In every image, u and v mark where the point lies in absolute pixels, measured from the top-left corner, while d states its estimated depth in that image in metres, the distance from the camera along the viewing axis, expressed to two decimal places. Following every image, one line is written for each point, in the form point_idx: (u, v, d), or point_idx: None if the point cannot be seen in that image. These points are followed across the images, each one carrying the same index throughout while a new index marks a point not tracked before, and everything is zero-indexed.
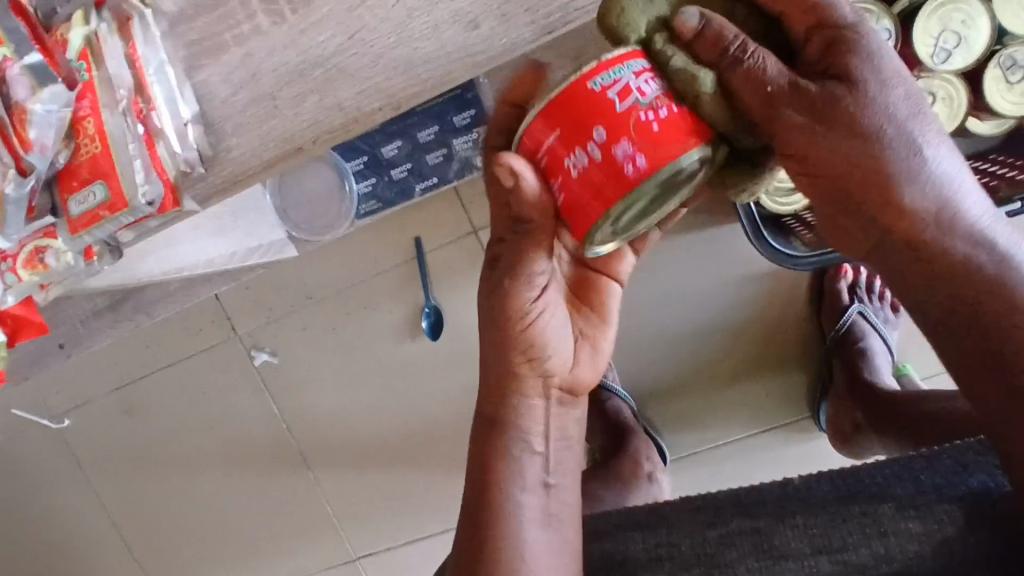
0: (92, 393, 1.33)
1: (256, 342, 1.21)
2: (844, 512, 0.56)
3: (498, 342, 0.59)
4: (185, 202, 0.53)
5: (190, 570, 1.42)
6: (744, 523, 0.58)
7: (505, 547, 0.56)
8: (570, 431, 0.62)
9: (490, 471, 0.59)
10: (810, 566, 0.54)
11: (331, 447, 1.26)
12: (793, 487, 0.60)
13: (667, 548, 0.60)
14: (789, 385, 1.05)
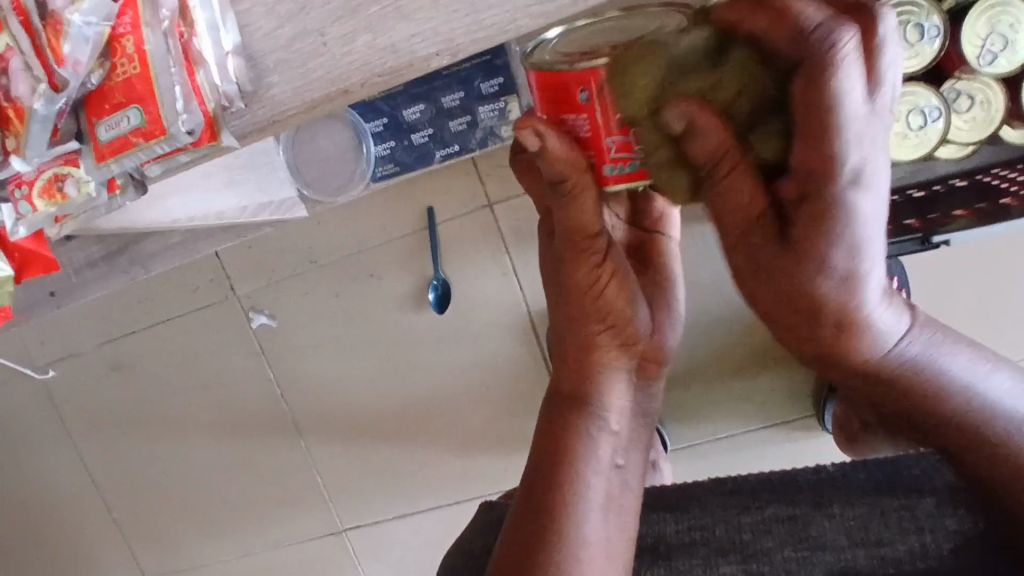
0: (79, 345, 1.29)
1: (255, 303, 1.18)
2: (882, 504, 0.56)
3: (573, 312, 0.59)
4: (224, 138, 0.50)
5: (167, 532, 1.40)
6: (781, 511, 0.59)
7: (571, 534, 0.53)
8: (643, 406, 0.63)
9: (562, 444, 0.58)
10: (846, 558, 0.55)
11: (324, 416, 1.24)
12: (828, 475, 0.61)
13: (702, 531, 0.60)
14: (797, 382, 1.04)
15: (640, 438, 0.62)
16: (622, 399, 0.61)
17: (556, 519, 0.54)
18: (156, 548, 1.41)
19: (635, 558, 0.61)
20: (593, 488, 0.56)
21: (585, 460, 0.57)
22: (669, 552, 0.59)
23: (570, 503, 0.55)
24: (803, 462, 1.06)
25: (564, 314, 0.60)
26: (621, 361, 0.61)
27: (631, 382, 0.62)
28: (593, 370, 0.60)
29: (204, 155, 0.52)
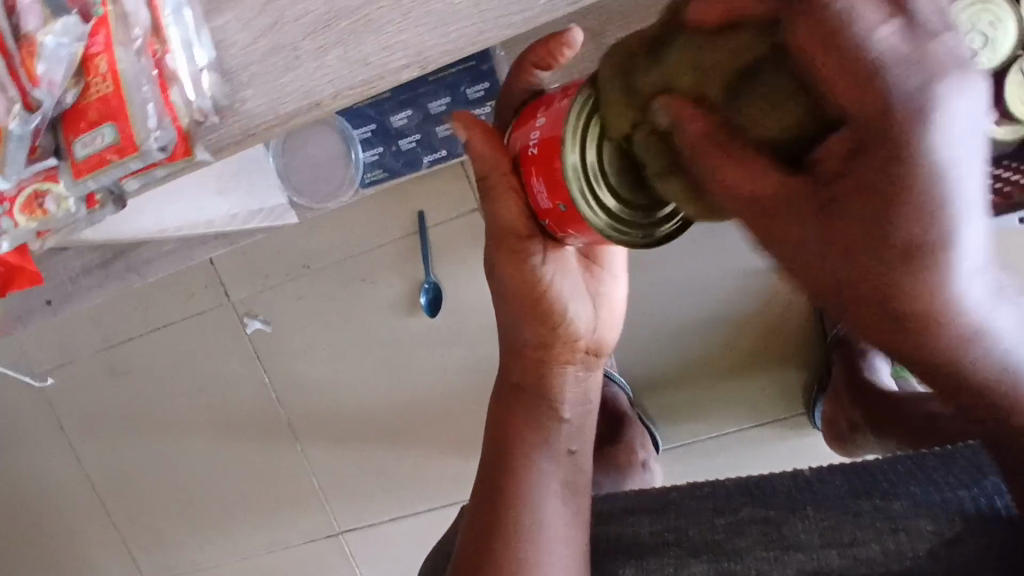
0: (77, 352, 1.30)
1: (250, 309, 1.19)
2: (856, 507, 0.56)
3: (507, 308, 0.59)
4: (198, 152, 0.51)
5: (168, 537, 1.41)
6: (756, 513, 0.59)
7: (526, 521, 0.59)
8: (593, 397, 0.65)
9: (510, 432, 0.62)
10: (817, 558, 0.53)
11: (321, 419, 1.25)
12: (806, 482, 0.61)
13: (675, 532, 0.61)
14: (786, 380, 1.04)
15: (588, 420, 0.65)
16: (569, 389, 0.63)
17: (511, 511, 0.59)
18: (157, 553, 1.42)
19: (607, 555, 0.62)
20: (546, 478, 0.61)
21: (535, 451, 0.61)
22: (639, 552, 0.60)
23: (521, 494, 0.60)
24: (795, 461, 1.06)
25: (509, 309, 0.59)
26: (567, 360, 0.61)
27: (579, 373, 0.63)
28: (534, 366, 0.61)
29: (180, 169, 0.53)
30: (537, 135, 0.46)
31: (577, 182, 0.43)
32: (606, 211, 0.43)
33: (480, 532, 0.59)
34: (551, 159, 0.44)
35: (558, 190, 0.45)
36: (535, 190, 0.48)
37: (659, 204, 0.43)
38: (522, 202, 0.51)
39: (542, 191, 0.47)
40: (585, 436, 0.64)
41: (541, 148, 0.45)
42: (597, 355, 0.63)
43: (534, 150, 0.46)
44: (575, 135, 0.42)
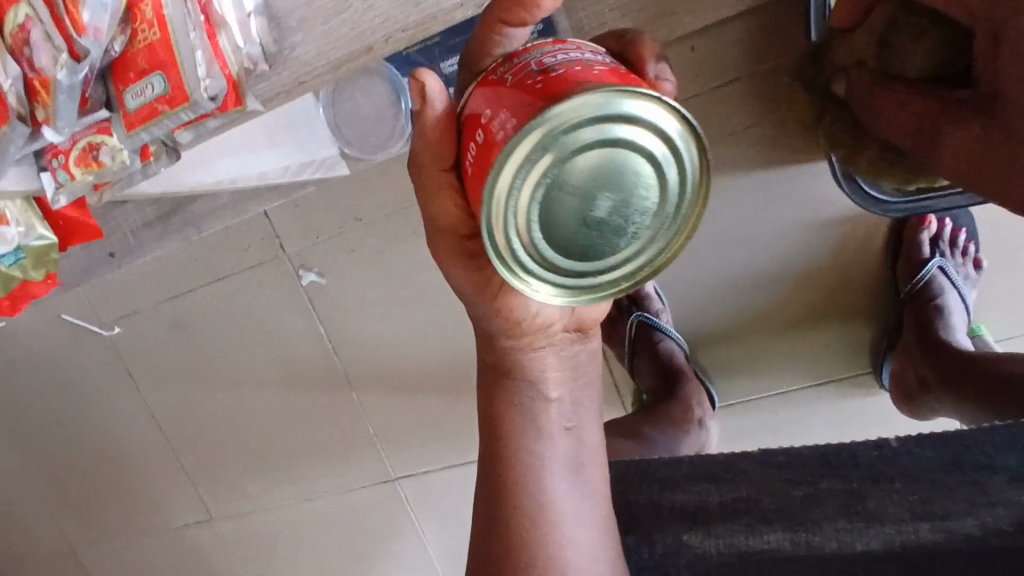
0: (142, 304, 1.35)
1: (304, 262, 1.20)
2: (949, 479, 0.56)
3: (467, 301, 0.54)
4: (247, 101, 0.55)
5: (232, 479, 1.47)
6: (837, 484, 0.59)
7: (524, 511, 0.55)
8: (585, 366, 0.57)
9: (497, 431, 0.56)
10: (908, 531, 0.55)
11: (375, 370, 1.26)
12: (891, 450, 0.60)
13: (746, 501, 0.62)
14: (853, 338, 0.98)
15: (585, 394, 0.58)
16: (553, 373, 0.55)
17: (515, 510, 0.55)
18: (223, 494, 1.50)
19: (671, 519, 0.63)
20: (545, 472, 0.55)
21: (525, 443, 0.55)
22: (705, 518, 0.62)
23: (522, 491, 0.55)
24: (858, 422, 1.01)
25: (468, 297, 0.53)
26: (542, 344, 0.54)
27: (563, 351, 0.55)
28: (508, 360, 0.54)
29: (230, 120, 0.57)
30: (473, 154, 0.42)
31: (508, 246, 0.42)
32: (547, 273, 0.43)
33: (486, 535, 0.56)
34: (479, 190, 0.42)
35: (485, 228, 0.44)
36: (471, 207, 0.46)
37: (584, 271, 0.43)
38: (458, 199, 0.47)
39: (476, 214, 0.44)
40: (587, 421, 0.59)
41: (477, 165, 0.41)
42: (589, 330, 0.55)
43: (468, 167, 0.43)
44: (514, 194, 0.40)
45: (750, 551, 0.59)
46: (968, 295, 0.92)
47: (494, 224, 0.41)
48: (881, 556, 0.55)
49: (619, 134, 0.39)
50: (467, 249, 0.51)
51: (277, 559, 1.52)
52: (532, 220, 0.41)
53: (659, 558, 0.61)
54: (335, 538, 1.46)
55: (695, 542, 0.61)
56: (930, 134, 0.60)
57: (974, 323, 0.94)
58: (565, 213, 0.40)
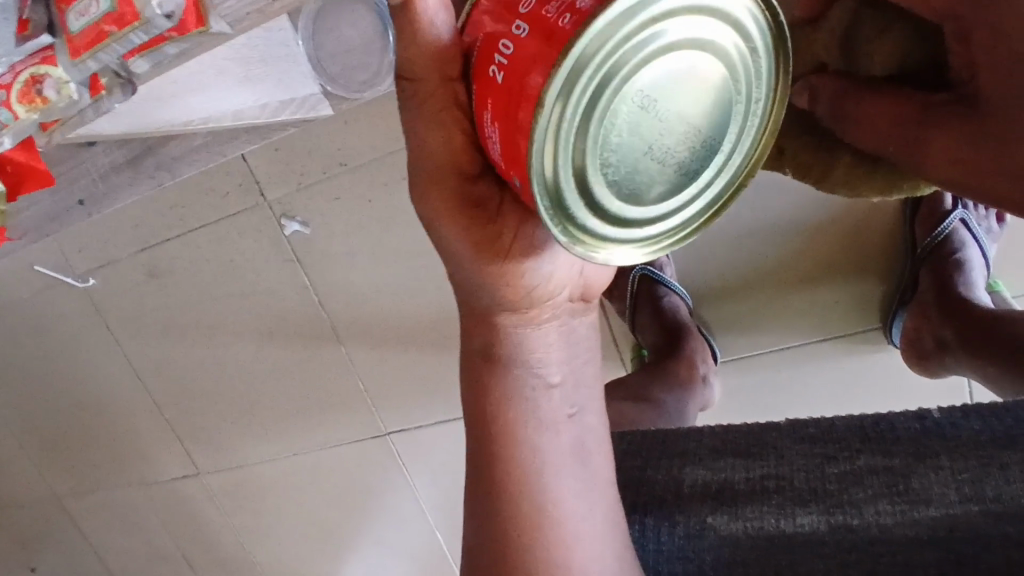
0: (117, 253, 1.28)
1: (287, 210, 1.14)
2: (997, 458, 0.54)
3: (461, 267, 0.48)
4: (209, 20, 0.55)
5: (218, 433, 1.44)
6: (878, 462, 0.59)
7: (527, 510, 0.50)
8: (585, 344, 0.53)
9: (493, 424, 0.51)
10: (955, 511, 0.52)
11: (364, 324, 1.22)
12: (932, 423, 0.60)
13: (776, 480, 0.62)
14: (864, 292, 0.95)
15: (589, 375, 0.53)
16: (553, 352, 0.51)
17: (514, 506, 0.50)
18: (210, 448, 1.47)
19: (694, 500, 0.63)
20: (545, 464, 0.51)
21: (523, 437, 0.51)
22: (735, 499, 0.61)
23: (520, 487, 0.50)
24: (865, 380, 0.98)
25: (460, 272, 0.48)
26: (540, 319, 0.49)
27: (564, 325, 0.51)
28: (503, 337, 0.49)
29: (188, 46, 0.58)
30: (503, 62, 0.36)
31: (556, 176, 0.37)
32: (590, 215, 0.39)
33: (482, 534, 0.52)
34: (521, 104, 0.36)
35: (517, 163, 0.38)
36: (489, 137, 0.40)
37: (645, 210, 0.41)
38: (462, 127, 0.42)
39: (495, 136, 0.39)
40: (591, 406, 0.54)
41: (511, 74, 0.36)
42: (592, 300, 0.52)
43: (497, 78, 0.37)
44: (576, 109, 0.36)
45: (781, 534, 0.57)
46: (987, 249, 0.88)
47: (546, 147, 0.36)
48: (926, 543, 0.51)
49: (704, 37, 0.37)
50: (471, 193, 0.45)
51: (266, 512, 1.50)
52: (590, 141, 0.37)
53: (680, 543, 0.59)
54: (325, 491, 1.44)
55: (719, 527, 0.59)
56: (913, 133, 0.54)
57: (992, 279, 0.90)
58: (631, 136, 0.38)
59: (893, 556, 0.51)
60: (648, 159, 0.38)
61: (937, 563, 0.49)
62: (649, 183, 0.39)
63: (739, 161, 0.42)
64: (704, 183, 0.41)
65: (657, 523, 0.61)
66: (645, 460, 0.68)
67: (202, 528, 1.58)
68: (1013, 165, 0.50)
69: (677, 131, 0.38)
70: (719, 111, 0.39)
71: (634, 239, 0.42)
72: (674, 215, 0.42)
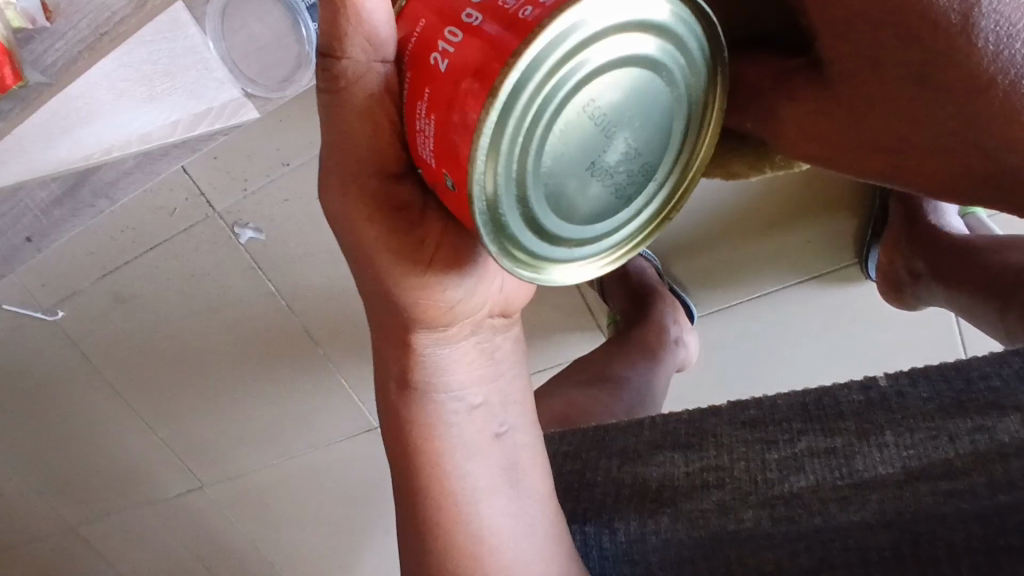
0: (76, 285, 1.23)
1: (238, 219, 1.10)
2: (952, 428, 0.50)
3: (379, 279, 0.46)
4: (26, 75, 0.71)
5: (215, 446, 1.43)
6: (819, 444, 0.56)
7: (456, 534, 0.51)
8: (504, 361, 0.53)
9: (424, 441, 0.51)
10: (906, 494, 0.49)
11: (336, 322, 1.20)
12: (880, 395, 0.56)
13: (716, 471, 0.59)
14: (833, 229, 0.91)
15: (513, 394, 0.55)
16: (470, 370, 0.51)
17: (442, 532, 0.51)
18: (210, 462, 1.46)
19: (630, 500, 0.60)
20: (475, 485, 0.52)
21: (447, 460, 0.51)
22: (676, 499, 0.58)
23: (451, 512, 0.51)
24: (845, 319, 0.95)
25: (370, 288, 0.48)
26: (452, 339, 0.49)
27: (484, 341, 0.52)
28: (419, 359, 0.49)
29: (19, 101, 0.72)
30: (448, 50, 0.34)
31: (496, 186, 0.36)
32: (527, 227, 0.38)
33: (412, 555, 0.53)
34: (467, 96, 0.33)
35: (452, 162, 0.36)
36: (420, 131, 0.37)
37: (582, 229, 0.40)
38: (392, 128, 0.39)
39: (427, 134, 0.36)
40: (511, 414, 0.54)
41: (455, 66, 0.34)
42: (511, 314, 0.53)
43: (440, 67, 0.34)
44: (527, 114, 0.34)
45: (726, 534, 0.54)
46: None
47: (487, 153, 0.34)
48: (873, 526, 0.49)
49: (660, 51, 0.36)
50: (392, 194, 0.43)
51: (275, 516, 1.51)
52: (536, 152, 0.36)
53: (624, 548, 0.58)
54: (329, 489, 1.44)
55: (661, 530, 0.57)
56: (763, 105, 0.56)
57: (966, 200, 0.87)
58: (576, 148, 0.37)
59: (838, 539, 0.50)
60: (587, 173, 0.38)
61: (888, 541, 0.48)
62: (585, 199, 0.39)
63: (668, 185, 0.43)
64: (634, 203, 0.42)
65: (597, 532, 0.59)
66: (585, 462, 0.66)
67: (215, 538, 1.58)
68: (873, 133, 0.51)
69: (618, 144, 0.37)
70: (659, 129, 0.39)
71: (568, 257, 0.41)
72: (606, 233, 0.42)
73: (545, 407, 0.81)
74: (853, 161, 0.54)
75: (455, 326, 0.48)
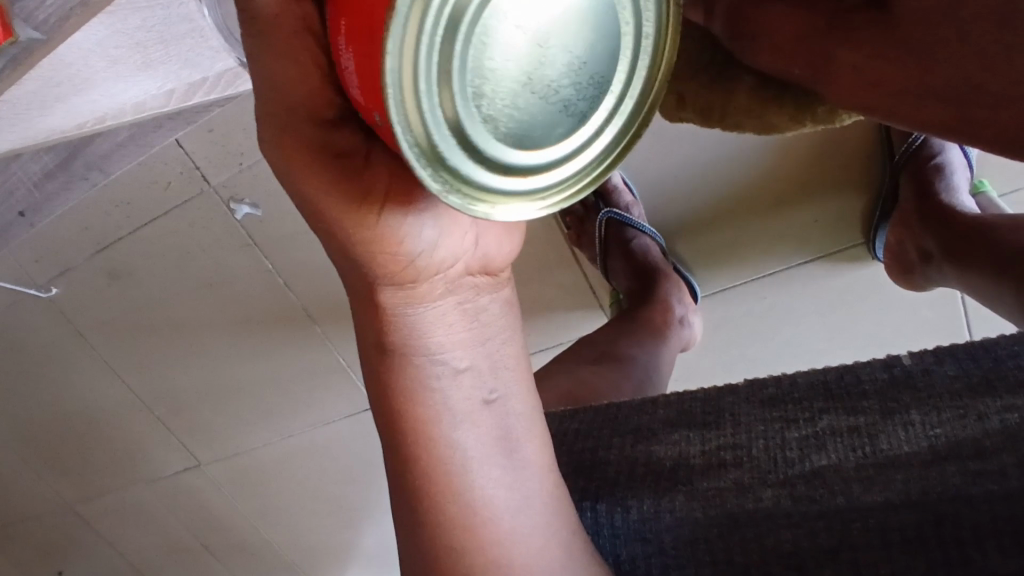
0: (72, 261, 1.21)
1: (234, 194, 1.09)
2: (980, 408, 0.50)
3: (338, 237, 0.45)
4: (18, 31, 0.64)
5: (212, 426, 1.42)
6: (841, 422, 0.56)
7: (454, 509, 0.50)
8: (492, 324, 0.52)
9: (409, 406, 0.50)
10: (933, 474, 0.48)
11: (334, 301, 1.18)
12: (905, 374, 0.56)
13: (734, 450, 0.58)
14: (842, 205, 0.90)
15: (504, 357, 0.53)
16: (454, 332, 0.50)
17: (433, 501, 0.50)
18: (208, 441, 1.45)
19: (644, 481, 0.59)
20: (466, 453, 0.51)
21: (438, 428, 0.50)
22: (691, 478, 0.57)
23: (442, 483, 0.50)
24: (850, 298, 0.94)
25: (335, 249, 0.47)
26: (420, 300, 0.48)
27: (468, 301, 0.50)
28: (395, 319, 0.48)
29: (12, 58, 0.65)
30: None
31: (420, 111, 0.33)
32: (465, 156, 0.35)
33: (416, 543, 0.51)
34: (372, 16, 0.31)
35: (375, 95, 0.33)
36: (345, 67, 0.35)
37: (532, 159, 0.37)
38: (314, 60, 0.38)
39: (351, 70, 0.34)
40: (489, 378, 0.52)
41: None
42: (498, 273, 0.51)
43: None
44: (438, 25, 0.31)
45: (745, 513, 0.53)
46: (969, 148, 0.84)
47: (402, 83, 0.32)
48: (897, 505, 0.47)
49: None
50: (328, 140, 0.42)
51: (275, 494, 1.50)
52: (457, 66, 0.33)
53: (636, 526, 0.56)
54: (328, 469, 1.44)
55: (676, 508, 0.55)
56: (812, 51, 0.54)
57: (976, 180, 0.86)
58: (505, 60, 0.33)
59: (859, 519, 0.48)
60: (525, 92, 0.34)
61: (912, 520, 0.46)
62: (532, 122, 0.36)
63: (632, 99, 0.39)
64: (591, 122, 0.38)
65: (609, 509, 0.57)
66: (596, 441, 0.65)
67: (213, 518, 1.58)
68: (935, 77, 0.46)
69: (555, 56, 0.34)
70: (605, 36, 0.35)
71: (523, 190, 0.37)
72: (566, 160, 0.38)
73: (546, 386, 0.80)
74: (918, 112, 0.48)
75: (428, 281, 0.47)
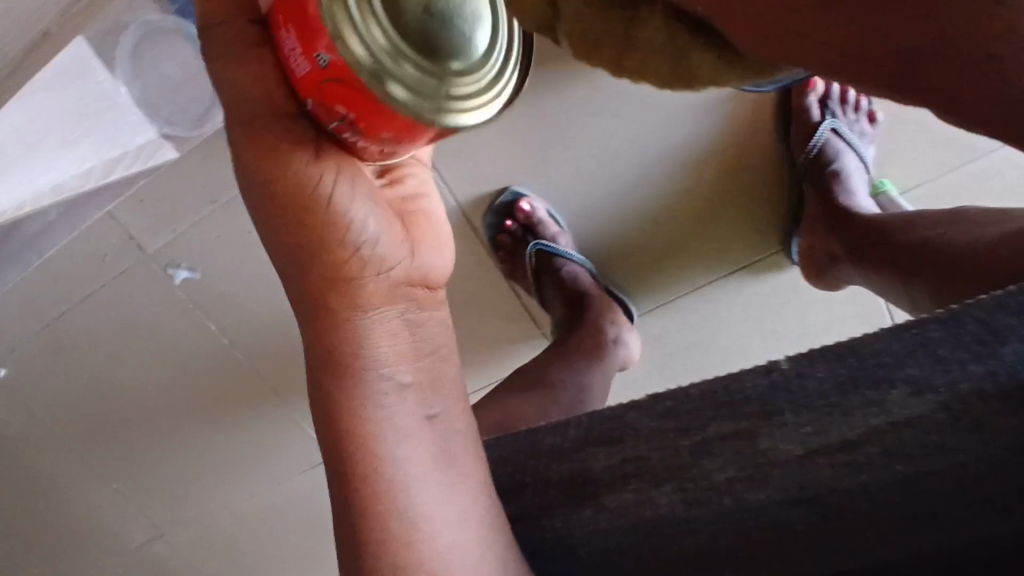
0: (9, 343, 1.19)
1: (172, 260, 1.09)
2: (845, 404, 0.49)
3: (292, 232, 0.47)
4: None
5: (169, 496, 1.38)
6: (725, 427, 0.53)
7: (394, 525, 0.52)
8: (434, 338, 0.54)
9: (358, 412, 0.50)
10: (800, 471, 0.50)
11: (283, 353, 1.19)
12: (782, 375, 0.53)
13: (635, 464, 0.57)
14: (756, 217, 0.95)
15: (444, 369, 0.55)
16: (398, 339, 0.51)
17: (375, 509, 0.51)
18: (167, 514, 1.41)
19: (556, 500, 0.60)
20: (409, 464, 0.52)
21: (383, 437, 0.51)
22: (598, 491, 0.58)
23: (383, 498, 0.51)
24: (775, 305, 0.99)
25: (285, 245, 0.48)
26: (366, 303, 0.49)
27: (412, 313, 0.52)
28: (340, 320, 0.49)
29: None
30: None
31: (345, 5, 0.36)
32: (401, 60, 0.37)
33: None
34: None
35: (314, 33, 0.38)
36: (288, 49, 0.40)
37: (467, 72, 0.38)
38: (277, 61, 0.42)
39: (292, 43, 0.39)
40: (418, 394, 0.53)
41: None
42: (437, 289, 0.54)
43: None
44: None
45: (643, 521, 0.56)
46: (864, 153, 0.92)
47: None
48: (783, 501, 0.51)
49: None
50: (285, 136, 0.44)
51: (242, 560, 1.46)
52: None
53: (558, 538, 0.60)
54: (293, 525, 1.42)
55: (585, 522, 0.58)
56: None
57: (876, 179, 0.94)
58: None
59: (751, 517, 0.53)
60: None
61: (801, 517, 0.52)
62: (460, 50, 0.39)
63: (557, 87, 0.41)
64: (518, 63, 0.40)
65: (535, 526, 0.61)
66: (516, 463, 0.64)
67: None
68: None
69: None
70: None
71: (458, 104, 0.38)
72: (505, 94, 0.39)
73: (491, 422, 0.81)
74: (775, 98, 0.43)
75: (371, 287, 0.49)
